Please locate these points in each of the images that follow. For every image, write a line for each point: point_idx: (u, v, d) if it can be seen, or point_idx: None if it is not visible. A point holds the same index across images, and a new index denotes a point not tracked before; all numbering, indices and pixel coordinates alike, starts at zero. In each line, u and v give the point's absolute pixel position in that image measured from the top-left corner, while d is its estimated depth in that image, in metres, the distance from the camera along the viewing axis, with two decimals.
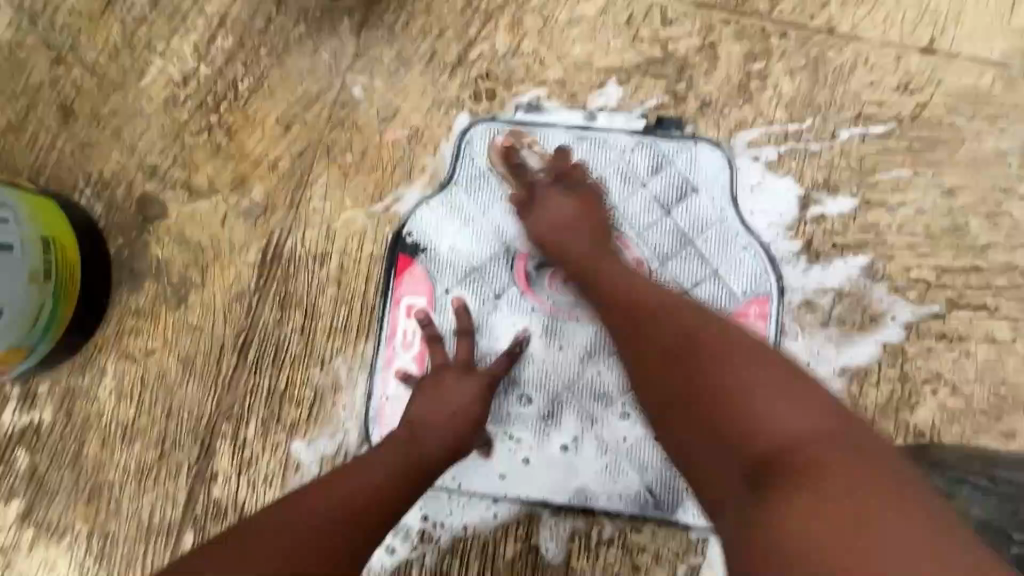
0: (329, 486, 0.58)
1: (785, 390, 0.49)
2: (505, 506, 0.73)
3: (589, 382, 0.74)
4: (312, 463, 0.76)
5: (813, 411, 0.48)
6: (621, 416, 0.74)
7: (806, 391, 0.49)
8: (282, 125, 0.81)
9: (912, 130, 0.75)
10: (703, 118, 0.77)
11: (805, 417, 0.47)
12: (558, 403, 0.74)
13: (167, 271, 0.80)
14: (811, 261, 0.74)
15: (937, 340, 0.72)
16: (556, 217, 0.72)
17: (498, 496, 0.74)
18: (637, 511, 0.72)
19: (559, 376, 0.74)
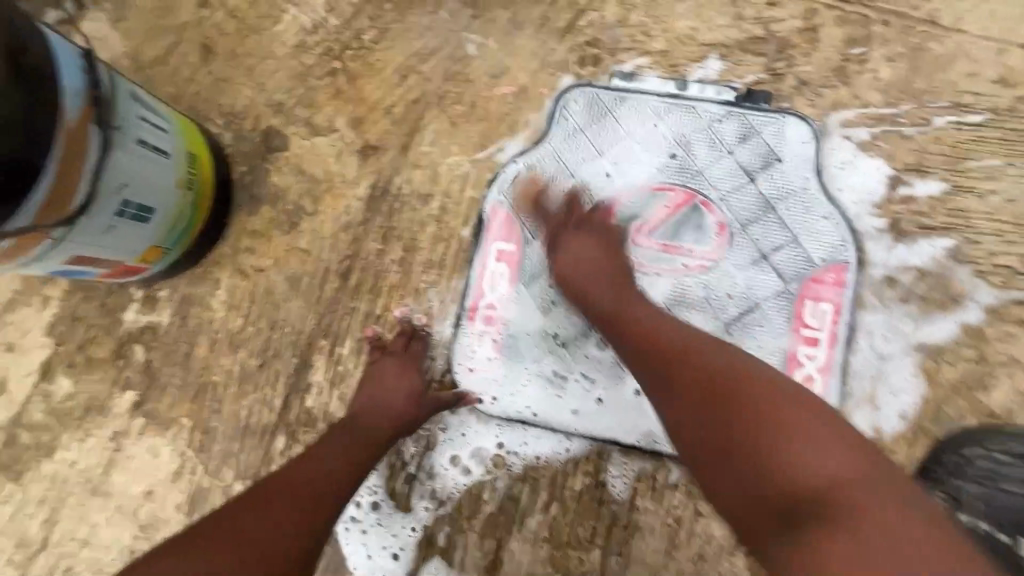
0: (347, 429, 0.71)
1: (805, 432, 0.52)
2: (577, 442, 0.78)
3: None
4: None
5: (832, 452, 0.51)
6: None
7: (819, 432, 0.52)
8: (399, 74, 0.88)
9: (1009, 122, 0.77)
10: (800, 96, 0.81)
11: (826, 458, 0.50)
12: None
13: (283, 198, 0.88)
14: (896, 239, 0.76)
15: (1018, 327, 0.74)
16: (582, 255, 0.74)
17: (571, 434, 0.78)
18: None
19: None
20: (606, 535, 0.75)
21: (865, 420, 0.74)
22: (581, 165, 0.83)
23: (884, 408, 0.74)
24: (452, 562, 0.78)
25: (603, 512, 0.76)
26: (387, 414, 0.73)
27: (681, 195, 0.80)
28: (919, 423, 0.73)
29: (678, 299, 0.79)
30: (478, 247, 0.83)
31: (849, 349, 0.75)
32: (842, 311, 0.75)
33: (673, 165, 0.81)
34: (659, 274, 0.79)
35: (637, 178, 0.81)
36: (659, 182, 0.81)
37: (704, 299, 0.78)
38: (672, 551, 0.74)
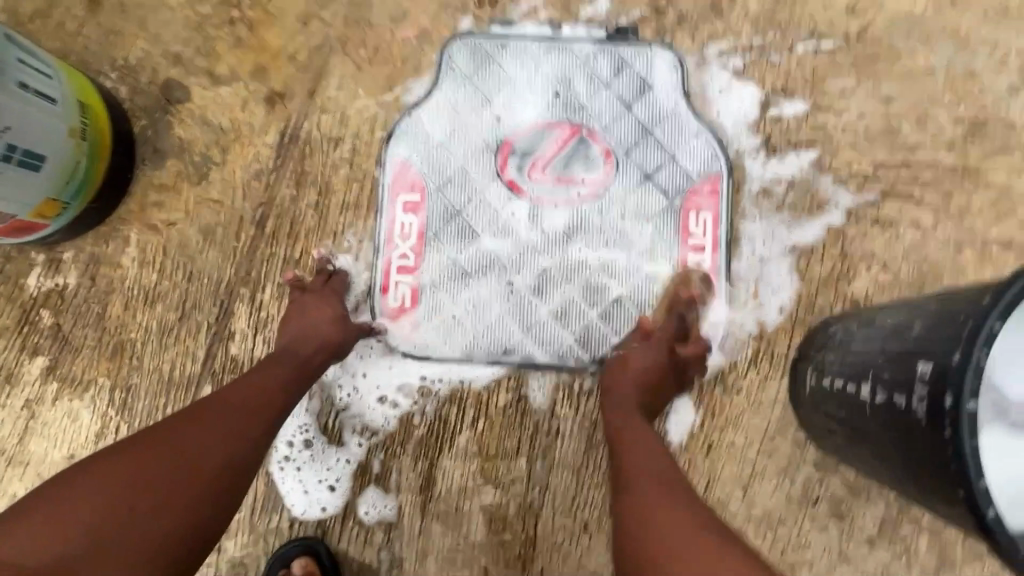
0: (280, 356, 0.71)
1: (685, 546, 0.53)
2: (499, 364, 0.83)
3: (570, 258, 0.84)
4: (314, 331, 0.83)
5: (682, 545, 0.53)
6: (598, 285, 0.83)
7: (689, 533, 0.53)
8: (300, 20, 0.88)
9: (858, 47, 0.87)
10: (680, 30, 0.88)
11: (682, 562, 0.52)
12: (543, 278, 0.84)
13: (189, 150, 0.87)
14: (769, 155, 0.85)
15: (872, 225, 0.84)
16: (465, 400, 0.78)
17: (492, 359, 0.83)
18: None
19: (543, 253, 0.84)
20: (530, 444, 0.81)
21: (751, 318, 0.83)
22: (475, 109, 0.86)
23: (766, 304, 0.83)
24: (388, 488, 0.81)
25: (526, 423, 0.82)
26: (314, 341, 0.74)
27: (566, 130, 0.86)
28: (795, 315, 0.83)
29: (579, 225, 0.84)
30: (383, 201, 0.85)
31: (732, 256, 0.84)
32: (719, 218, 0.84)
33: (558, 101, 0.86)
34: (558, 205, 0.84)
35: (528, 118, 0.86)
36: (547, 119, 0.86)
37: (600, 223, 0.84)
38: (591, 450, 0.81)
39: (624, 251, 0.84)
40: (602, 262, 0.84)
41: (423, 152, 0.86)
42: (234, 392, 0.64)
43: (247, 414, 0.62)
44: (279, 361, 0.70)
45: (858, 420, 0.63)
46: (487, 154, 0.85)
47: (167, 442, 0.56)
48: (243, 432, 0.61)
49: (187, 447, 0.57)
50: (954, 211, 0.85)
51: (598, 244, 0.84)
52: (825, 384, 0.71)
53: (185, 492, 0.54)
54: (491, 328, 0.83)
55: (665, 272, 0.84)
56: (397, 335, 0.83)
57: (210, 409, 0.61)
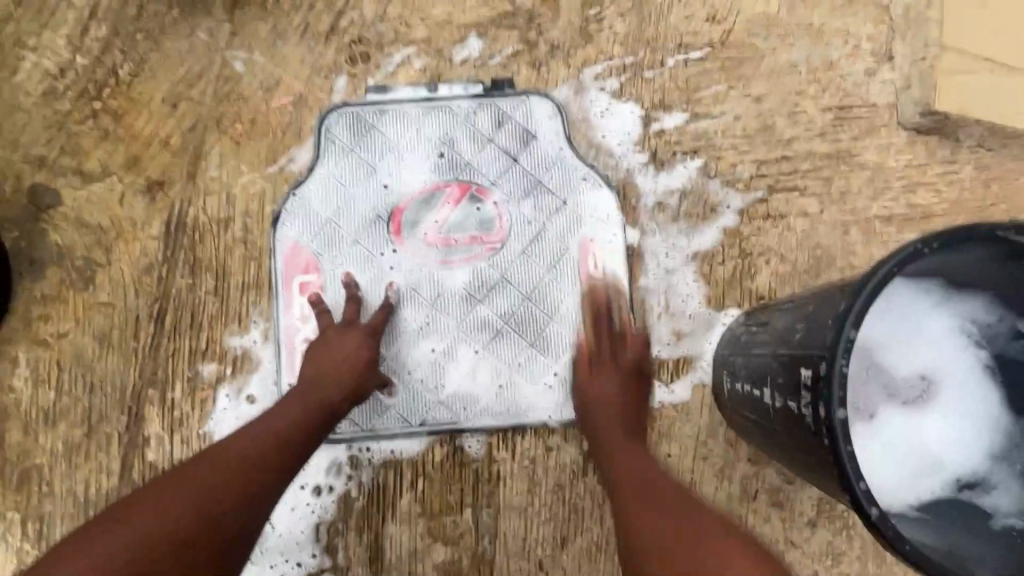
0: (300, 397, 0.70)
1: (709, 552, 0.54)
2: (423, 434, 0.81)
3: (476, 318, 0.84)
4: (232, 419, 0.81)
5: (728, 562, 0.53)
6: (508, 340, 0.83)
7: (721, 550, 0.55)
8: (168, 103, 0.85)
9: (724, 53, 0.91)
10: (554, 60, 0.89)
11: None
12: (454, 341, 0.83)
13: (69, 256, 0.83)
14: (658, 169, 0.88)
15: (764, 220, 0.88)
16: (339, 350, 0.74)
17: (414, 431, 0.81)
18: (537, 419, 0.82)
19: (449, 318, 0.83)
20: (473, 494, 0.81)
21: (666, 328, 0.85)
22: (362, 176, 0.85)
23: (679, 313, 0.85)
24: (338, 570, 0.79)
25: (466, 473, 0.81)
26: (327, 383, 0.71)
27: (456, 189, 0.86)
28: (707, 318, 0.85)
29: (480, 282, 0.84)
30: (278, 287, 0.83)
31: (640, 273, 0.86)
32: (617, 256, 0.86)
33: (445, 163, 0.86)
34: (455, 264, 0.84)
35: (415, 182, 0.86)
36: (435, 181, 0.86)
37: (502, 279, 0.85)
38: (534, 488, 0.81)
39: (531, 302, 0.84)
40: (510, 316, 0.84)
41: (314, 231, 0.84)
42: (248, 437, 0.65)
43: (236, 465, 0.61)
44: (296, 400, 0.70)
45: (767, 422, 0.65)
46: (380, 225, 0.85)
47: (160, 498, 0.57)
48: (230, 481, 0.60)
49: (169, 497, 0.56)
50: (837, 194, 0.89)
51: (504, 300, 0.84)
52: (737, 387, 0.73)
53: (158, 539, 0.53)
54: (409, 400, 0.82)
55: (572, 312, 0.84)
56: None
57: (210, 461, 0.61)
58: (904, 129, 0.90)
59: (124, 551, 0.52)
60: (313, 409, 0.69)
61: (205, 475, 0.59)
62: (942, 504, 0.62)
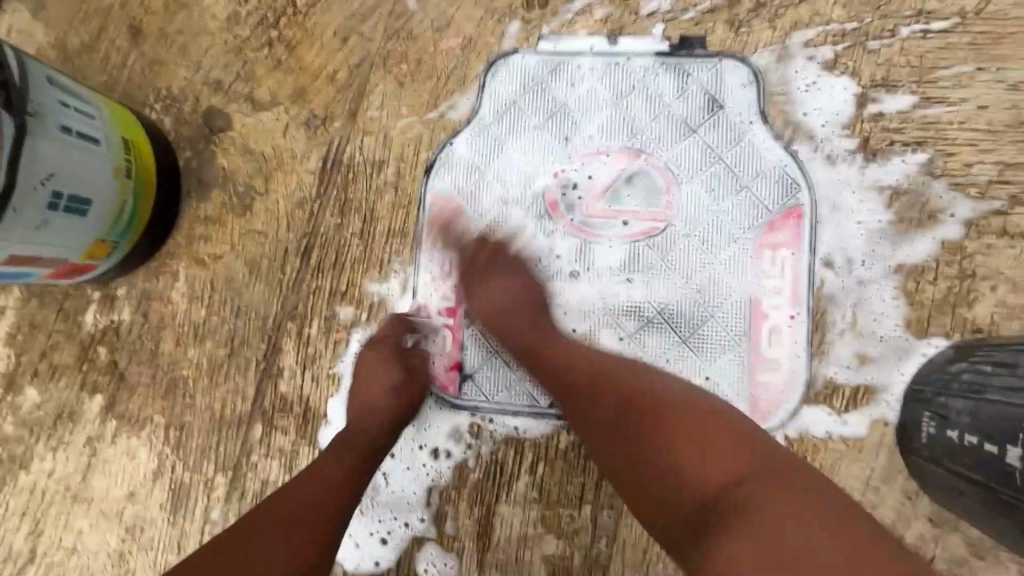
0: None
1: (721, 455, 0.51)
2: (550, 417, 0.76)
3: (627, 302, 0.76)
4: None
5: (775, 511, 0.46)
6: (658, 331, 0.75)
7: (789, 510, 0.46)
8: (339, 37, 0.84)
9: (978, 25, 0.73)
10: (758, 19, 0.77)
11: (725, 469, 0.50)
12: (598, 324, 0.76)
13: (233, 181, 0.84)
14: (868, 160, 0.74)
15: (998, 237, 0.71)
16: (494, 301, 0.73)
17: (541, 413, 0.76)
18: None
19: (598, 298, 0.76)
20: (595, 491, 0.74)
21: (848, 349, 0.72)
22: (521, 134, 0.79)
23: (867, 333, 0.72)
24: (445, 540, 0.76)
25: (590, 467, 0.75)
26: None
27: (621, 157, 0.77)
28: (902, 345, 0.71)
29: (636, 262, 0.76)
30: (424, 241, 0.80)
31: (823, 279, 0.73)
32: (801, 257, 0.74)
33: (614, 127, 0.78)
34: (609, 240, 0.77)
35: (580, 145, 0.78)
36: (600, 145, 0.78)
37: (661, 263, 0.76)
38: None
39: (690, 293, 0.75)
40: (665, 306, 0.75)
41: (467, 188, 0.80)
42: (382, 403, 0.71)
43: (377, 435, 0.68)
44: None
45: (1000, 488, 0.52)
46: (535, 187, 0.78)
47: (300, 494, 0.61)
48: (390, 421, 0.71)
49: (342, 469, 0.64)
50: None
51: (661, 287, 0.75)
52: (950, 435, 0.60)
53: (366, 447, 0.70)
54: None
55: (736, 312, 0.74)
56: (441, 386, 0.78)
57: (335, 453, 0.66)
58: None
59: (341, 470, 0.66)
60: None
61: (331, 478, 0.63)
62: None
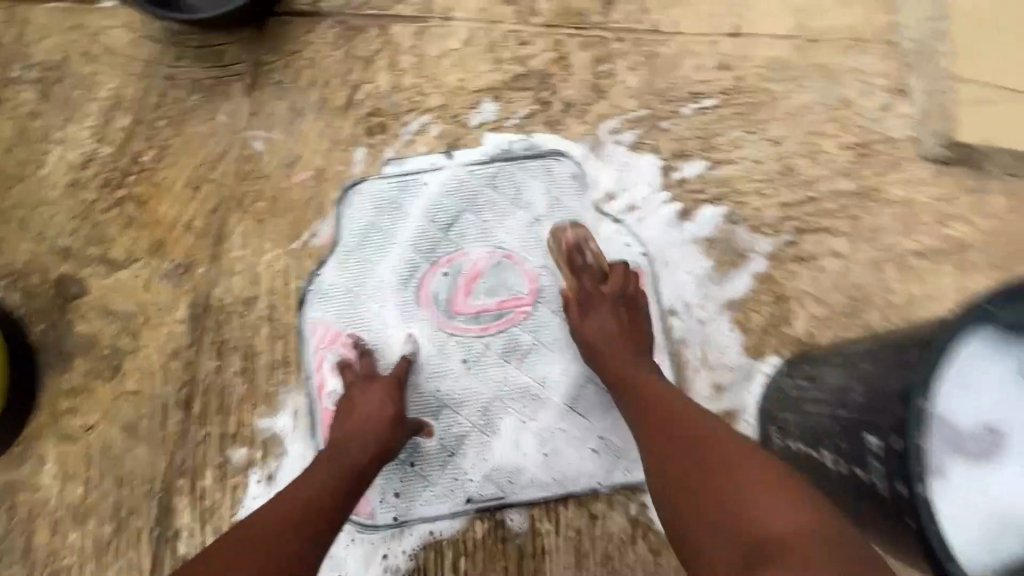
0: (330, 456, 0.67)
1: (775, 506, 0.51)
2: (464, 511, 0.78)
3: (514, 383, 0.81)
4: None
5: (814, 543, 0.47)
6: (547, 404, 0.81)
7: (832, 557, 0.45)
8: (191, 186, 0.86)
9: (738, 98, 0.91)
10: (570, 117, 0.90)
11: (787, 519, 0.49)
12: (491, 410, 0.80)
13: (96, 345, 0.82)
14: (683, 218, 0.87)
15: (795, 263, 0.86)
16: (368, 404, 0.72)
17: (456, 508, 0.78)
18: (585, 485, 0.79)
19: (486, 385, 0.81)
20: (518, 572, 0.77)
21: (706, 383, 0.82)
22: (384, 250, 0.85)
23: (717, 365, 0.83)
24: None
25: (509, 550, 0.77)
26: (353, 441, 0.68)
27: (481, 255, 0.84)
28: (745, 369, 0.83)
29: (514, 346, 0.82)
30: (309, 370, 0.81)
31: (672, 326, 0.84)
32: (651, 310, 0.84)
33: (468, 229, 0.85)
34: (487, 330, 0.82)
35: (441, 251, 0.85)
36: (458, 248, 0.85)
37: (536, 341, 0.82)
38: (581, 561, 0.77)
39: (569, 364, 0.82)
40: (548, 379, 0.81)
41: (341, 310, 0.83)
42: (315, 470, 0.65)
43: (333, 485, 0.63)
44: (325, 454, 0.67)
45: (827, 486, 0.62)
46: (406, 295, 0.83)
47: (233, 548, 0.55)
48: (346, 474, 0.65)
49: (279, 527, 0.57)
50: (867, 232, 0.87)
51: (540, 364, 0.82)
52: (789, 445, 0.70)
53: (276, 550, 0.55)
54: (449, 478, 0.79)
55: None
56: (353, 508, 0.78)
57: (216, 548, 0.55)
58: (927, 161, 0.89)
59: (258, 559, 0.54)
60: (341, 463, 0.66)
61: (270, 526, 0.57)
62: None
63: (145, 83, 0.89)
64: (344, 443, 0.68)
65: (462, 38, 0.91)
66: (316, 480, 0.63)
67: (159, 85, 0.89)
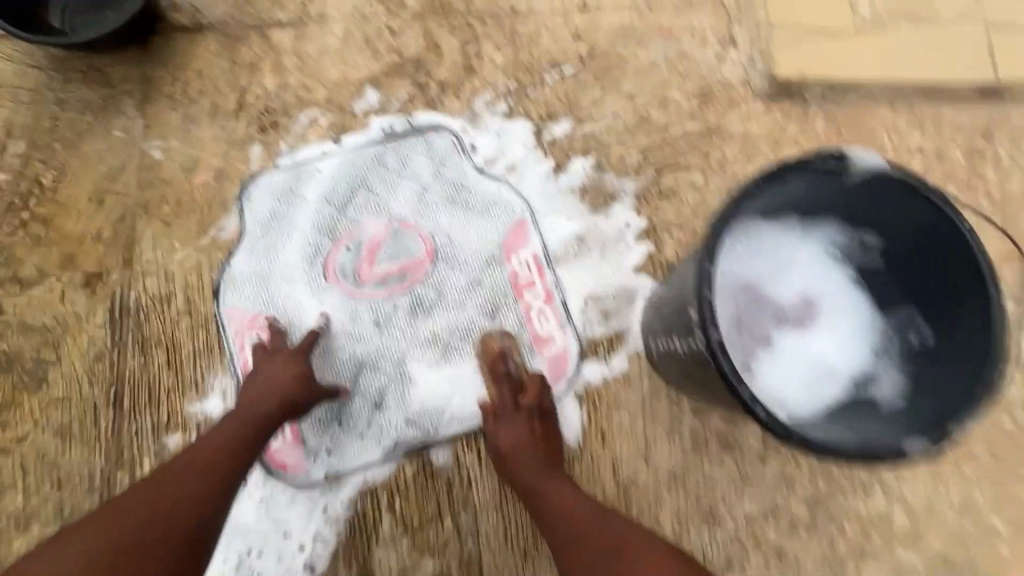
0: (237, 414, 0.74)
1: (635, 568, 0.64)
2: (393, 455, 0.86)
3: (423, 336, 0.90)
4: None
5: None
6: (455, 349, 0.90)
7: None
8: (95, 200, 0.91)
9: (593, 63, 1.03)
10: (446, 96, 0.99)
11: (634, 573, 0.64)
12: (406, 362, 0.89)
13: (19, 361, 0.86)
14: (557, 172, 0.98)
15: (659, 198, 0.98)
16: (280, 371, 0.79)
17: (385, 454, 0.86)
18: None
19: (398, 342, 0.89)
20: (449, 501, 0.85)
21: (595, 311, 0.93)
22: (290, 235, 0.92)
23: (602, 294, 0.94)
24: None
25: (438, 484, 0.86)
26: (259, 399, 0.75)
27: (379, 228, 0.93)
28: (627, 294, 0.94)
29: (420, 303, 0.91)
30: (231, 353, 0.87)
31: (560, 266, 0.94)
32: (538, 255, 0.94)
33: (364, 206, 0.94)
34: (392, 293, 0.91)
35: (342, 229, 0.92)
36: (358, 224, 0.93)
37: (439, 297, 0.91)
38: (504, 482, 0.86)
39: (471, 312, 0.91)
40: (454, 329, 0.90)
41: (255, 294, 0.89)
42: (224, 428, 0.73)
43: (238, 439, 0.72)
44: (233, 414, 0.74)
45: (685, 366, 0.74)
46: (314, 272, 0.91)
47: (142, 495, 0.63)
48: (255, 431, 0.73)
49: (188, 480, 0.66)
50: (716, 164, 1.01)
51: (445, 316, 0.90)
52: (660, 345, 0.82)
53: (184, 499, 0.64)
54: (376, 429, 0.87)
55: (509, 312, 0.92)
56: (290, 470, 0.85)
57: (129, 495, 0.63)
58: (759, 97, 1.03)
59: (168, 508, 0.63)
60: (253, 423, 0.74)
61: (179, 478, 0.66)
62: (845, 404, 0.70)
63: (36, 110, 0.93)
64: (250, 403, 0.75)
65: (339, 36, 1.00)
66: (225, 435, 0.71)
67: (51, 110, 0.94)
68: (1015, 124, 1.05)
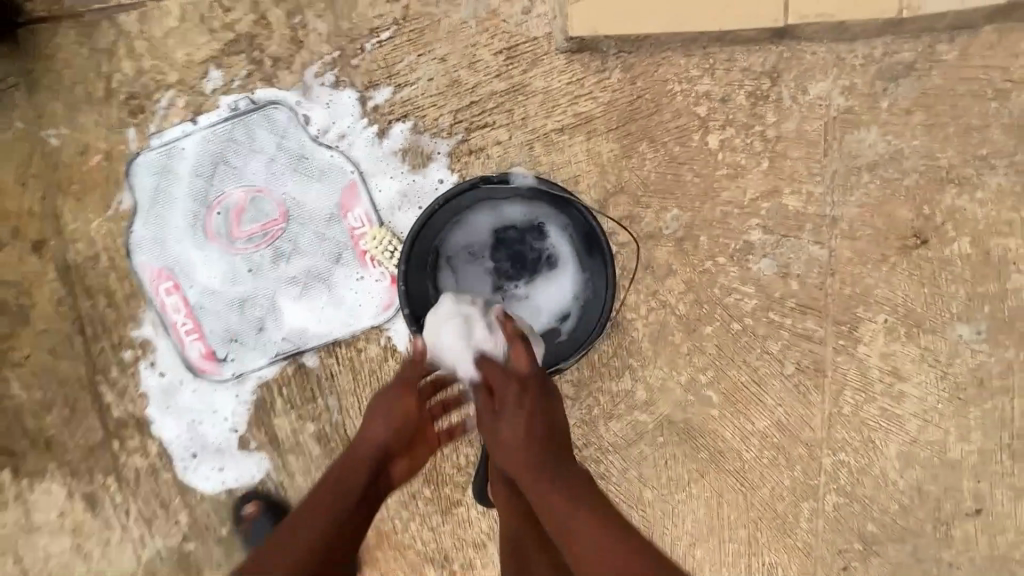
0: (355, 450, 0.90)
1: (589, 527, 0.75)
2: (276, 361, 1.23)
3: (286, 278, 1.20)
4: (154, 382, 1.24)
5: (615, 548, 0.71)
6: (311, 287, 1.20)
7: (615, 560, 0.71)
8: (20, 182, 1.17)
9: (407, 27, 1.14)
10: (279, 70, 1.14)
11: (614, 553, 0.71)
12: (276, 297, 1.21)
13: (7, 305, 1.22)
14: (381, 137, 1.16)
15: (469, 155, 1.17)
16: (372, 435, 0.91)
17: (271, 360, 1.23)
18: (347, 332, 1.22)
19: (268, 283, 1.20)
20: (320, 388, 1.23)
21: None
22: (172, 205, 1.18)
23: None
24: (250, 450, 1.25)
25: (310, 377, 1.23)
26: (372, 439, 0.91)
27: (240, 195, 1.17)
28: None
29: (280, 253, 1.19)
30: (150, 296, 1.21)
31: (386, 218, 1.18)
32: (368, 210, 1.18)
33: (226, 177, 1.17)
34: (258, 247, 1.19)
35: (211, 198, 1.17)
36: (223, 193, 1.17)
37: (295, 248, 1.19)
38: (356, 375, 1.23)
39: (319, 258, 1.20)
40: (308, 272, 1.20)
41: (157, 252, 1.19)
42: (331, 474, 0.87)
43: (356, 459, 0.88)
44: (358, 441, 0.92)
45: None
46: (197, 234, 1.19)
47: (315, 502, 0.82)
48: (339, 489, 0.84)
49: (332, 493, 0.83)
50: (519, 120, 1.16)
51: (300, 262, 1.20)
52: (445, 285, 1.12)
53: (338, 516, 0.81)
54: (262, 344, 1.23)
55: (349, 258, 1.20)
56: (208, 373, 1.24)
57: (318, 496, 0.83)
58: (560, 53, 1.15)
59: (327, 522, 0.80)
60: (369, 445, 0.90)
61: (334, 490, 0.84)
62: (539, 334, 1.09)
63: None
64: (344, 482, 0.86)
65: (179, 16, 1.13)
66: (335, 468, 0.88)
67: None
68: (797, 66, 1.16)
